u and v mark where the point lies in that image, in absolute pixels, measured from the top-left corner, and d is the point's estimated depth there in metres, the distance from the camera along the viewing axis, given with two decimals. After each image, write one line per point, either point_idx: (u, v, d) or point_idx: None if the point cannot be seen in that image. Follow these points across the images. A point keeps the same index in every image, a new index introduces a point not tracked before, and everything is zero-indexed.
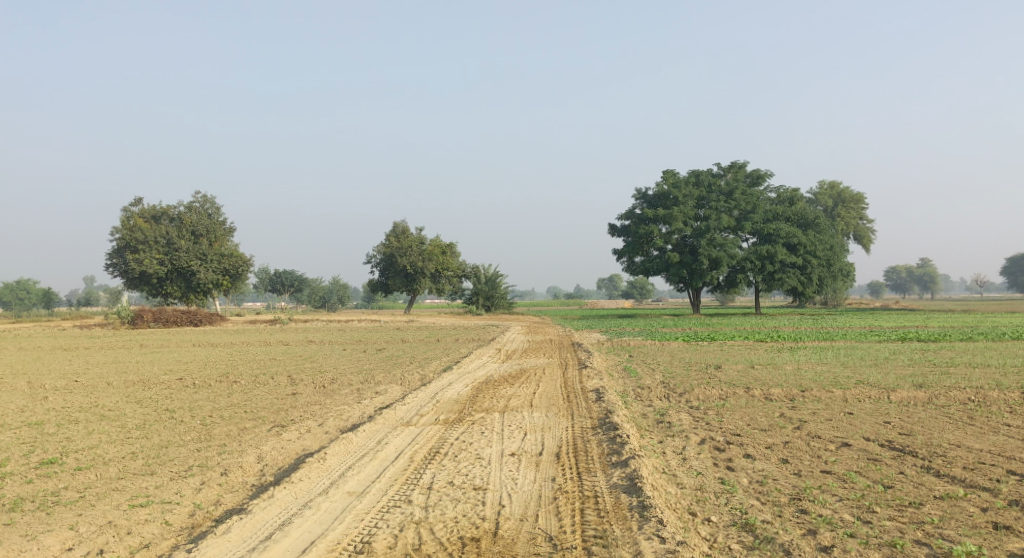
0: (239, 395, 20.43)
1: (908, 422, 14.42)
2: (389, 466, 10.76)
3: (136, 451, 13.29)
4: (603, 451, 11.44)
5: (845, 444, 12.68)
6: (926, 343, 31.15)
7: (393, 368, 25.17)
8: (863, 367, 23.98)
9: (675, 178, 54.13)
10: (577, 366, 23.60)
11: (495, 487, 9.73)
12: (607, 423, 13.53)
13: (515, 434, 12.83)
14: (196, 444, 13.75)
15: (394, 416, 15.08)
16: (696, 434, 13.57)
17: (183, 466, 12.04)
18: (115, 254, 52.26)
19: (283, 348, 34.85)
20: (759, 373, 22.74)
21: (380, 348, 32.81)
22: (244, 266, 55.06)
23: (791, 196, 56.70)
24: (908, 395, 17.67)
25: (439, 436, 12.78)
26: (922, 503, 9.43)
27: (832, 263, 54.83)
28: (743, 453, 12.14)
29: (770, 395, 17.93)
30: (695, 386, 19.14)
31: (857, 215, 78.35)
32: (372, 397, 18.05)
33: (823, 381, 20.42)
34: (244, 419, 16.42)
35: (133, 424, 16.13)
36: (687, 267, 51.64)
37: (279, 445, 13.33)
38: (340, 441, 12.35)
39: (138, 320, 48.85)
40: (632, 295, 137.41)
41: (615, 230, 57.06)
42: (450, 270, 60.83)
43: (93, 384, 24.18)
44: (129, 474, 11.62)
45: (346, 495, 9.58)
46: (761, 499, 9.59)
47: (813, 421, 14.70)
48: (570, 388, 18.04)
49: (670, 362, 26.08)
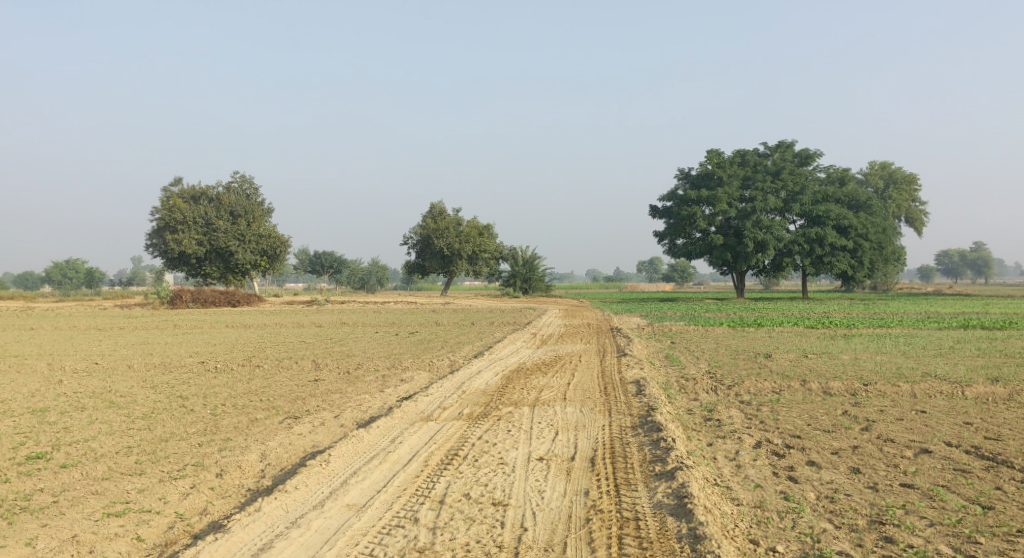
0: (260, 381, 19.24)
1: (993, 424, 12.82)
2: (399, 472, 9.42)
3: (133, 445, 12.03)
4: (646, 459, 9.93)
5: (925, 450, 11.12)
6: (990, 331, 29.12)
7: (422, 353, 23.91)
8: (928, 357, 22.12)
9: (719, 158, 52.13)
10: (615, 353, 22.11)
11: (518, 502, 8.33)
12: (649, 422, 12.01)
13: (545, 434, 11.41)
14: (198, 438, 12.47)
15: (414, 409, 13.72)
16: (750, 436, 12.02)
17: (176, 465, 10.69)
18: (156, 234, 51.73)
19: (315, 330, 33.68)
20: (814, 362, 21.05)
21: (413, 331, 31.59)
22: (282, 247, 54.51)
23: (842, 176, 54.17)
24: (985, 390, 15.93)
25: (460, 435, 11.40)
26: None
27: (884, 246, 52.01)
28: (806, 460, 10.59)
29: (828, 389, 16.27)
30: (745, 377, 17.57)
31: (909, 196, 75.43)
32: (396, 386, 16.75)
33: (886, 373, 18.74)
34: (256, 409, 15.18)
35: (139, 412, 14.99)
36: (731, 250, 49.75)
37: (287, 440, 12.08)
38: (348, 440, 10.99)
39: (177, 299, 48.22)
40: (672, 280, 135.31)
41: (657, 212, 55.39)
42: (488, 251, 59.45)
43: (115, 367, 23.21)
44: (117, 473, 10.35)
45: (344, 510, 8.27)
46: (834, 521, 8.19)
47: (882, 422, 13.11)
48: (608, 379, 16.56)
49: (716, 349, 24.44)
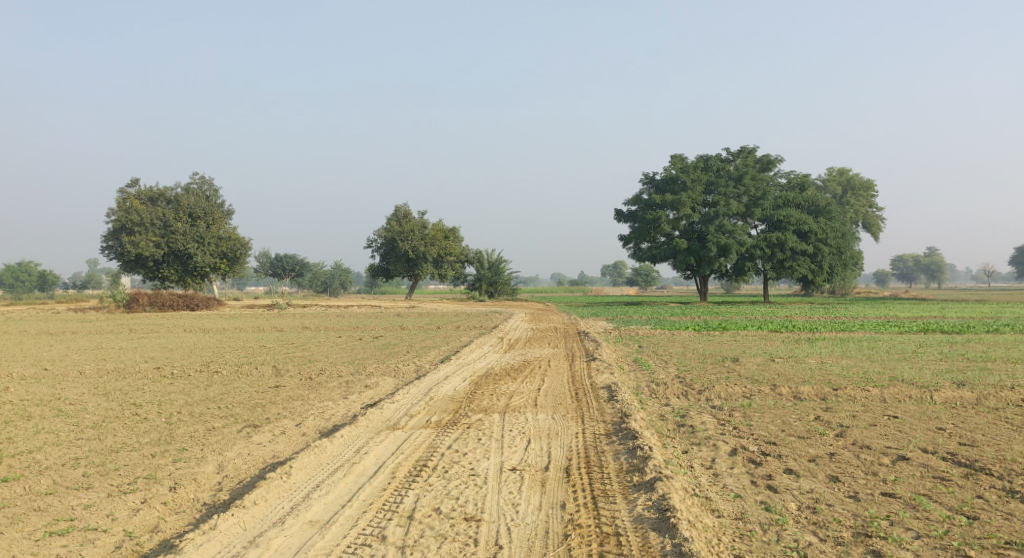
0: (218, 388, 18.56)
1: (967, 430, 12.69)
2: (365, 485, 8.95)
3: (81, 456, 11.38)
4: (623, 468, 9.56)
5: (901, 457, 10.92)
6: (951, 335, 29.30)
7: (387, 358, 23.34)
8: (893, 361, 22.14)
9: (683, 163, 52.18)
10: (584, 357, 21.76)
11: (491, 517, 7.94)
12: (624, 429, 11.65)
13: (517, 442, 11.01)
14: (152, 449, 11.87)
15: (380, 416, 13.23)
16: (725, 442, 11.72)
17: (127, 477, 10.10)
18: (111, 236, 50.40)
19: (276, 335, 32.89)
20: (782, 366, 20.93)
21: (377, 335, 30.95)
22: (242, 250, 53.55)
23: (802, 181, 54.56)
24: (954, 395, 15.84)
25: (428, 444, 10.97)
26: (1016, 550, 7.93)
27: (844, 251, 52.55)
28: (784, 468, 10.31)
29: (798, 394, 16.07)
30: (715, 382, 17.33)
31: (866, 202, 76.42)
32: (361, 393, 16.24)
33: (853, 377, 18.63)
34: (214, 418, 14.57)
35: (89, 421, 14.27)
36: (695, 254, 49.73)
37: (245, 451, 11.52)
38: (310, 450, 10.48)
39: (133, 303, 47.06)
40: (635, 284, 135.76)
41: (622, 215, 55.31)
42: (453, 254, 58.88)
43: (65, 373, 22.32)
44: (62, 487, 9.71)
45: (306, 527, 7.84)
46: (821, 534, 8.07)
47: (855, 427, 12.91)
48: (578, 384, 16.20)
49: (684, 353, 24.18)
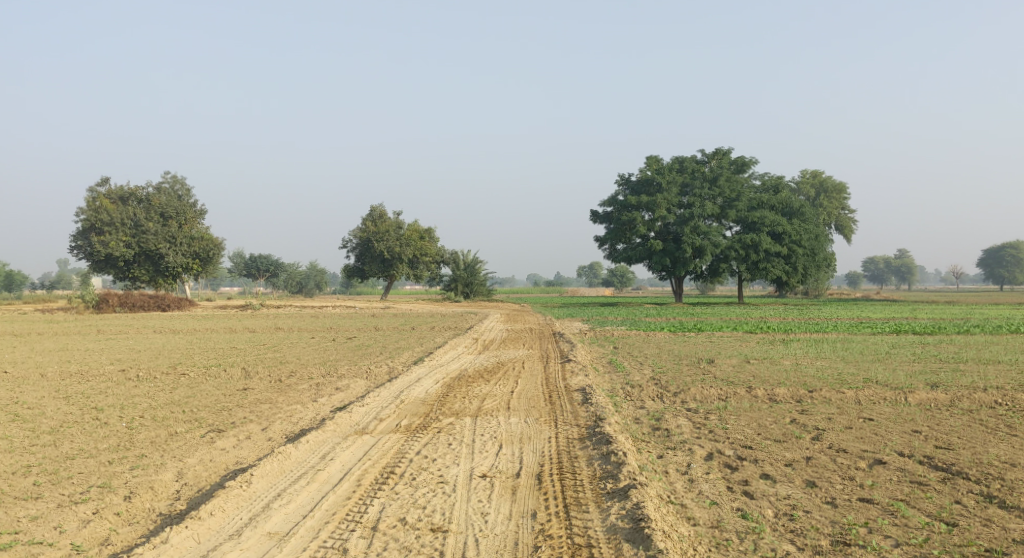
0: (184, 391, 18.08)
1: (942, 432, 12.59)
2: (330, 493, 8.62)
3: (35, 464, 10.95)
4: (596, 475, 9.29)
5: (878, 461, 10.75)
6: (924, 336, 29.41)
7: (360, 360, 22.91)
8: (867, 363, 22.09)
9: (658, 165, 52.18)
10: (559, 359, 21.53)
11: (459, 527, 7.68)
12: (598, 433, 11.39)
13: (488, 447, 10.72)
14: (109, 455, 11.44)
15: (349, 421, 12.87)
16: (700, 447, 11.50)
17: (80, 487, 9.67)
18: (80, 236, 49.53)
19: (247, 336, 32.34)
20: (757, 368, 20.77)
21: (350, 336, 30.51)
22: (215, 250, 52.66)
23: (776, 184, 54.72)
24: (929, 396, 15.74)
25: (397, 450, 10.64)
26: None
27: (817, 253, 52.71)
28: (761, 474, 10.10)
29: (774, 396, 15.91)
30: (690, 384, 17.14)
31: (839, 205, 76.99)
32: (331, 395, 15.86)
33: (828, 379, 18.51)
34: (177, 422, 14.14)
35: (47, 427, 13.79)
36: (670, 255, 49.68)
37: (207, 457, 11.13)
38: (274, 457, 10.11)
39: (103, 304, 46.27)
40: (611, 284, 136.04)
41: (598, 216, 55.14)
42: (428, 255, 58.36)
43: (29, 376, 21.73)
44: (11, 498, 9.29)
45: (265, 540, 7.54)
46: (799, 544, 7.88)
47: (832, 430, 12.74)
48: (553, 387, 15.93)
49: (659, 355, 23.99)
